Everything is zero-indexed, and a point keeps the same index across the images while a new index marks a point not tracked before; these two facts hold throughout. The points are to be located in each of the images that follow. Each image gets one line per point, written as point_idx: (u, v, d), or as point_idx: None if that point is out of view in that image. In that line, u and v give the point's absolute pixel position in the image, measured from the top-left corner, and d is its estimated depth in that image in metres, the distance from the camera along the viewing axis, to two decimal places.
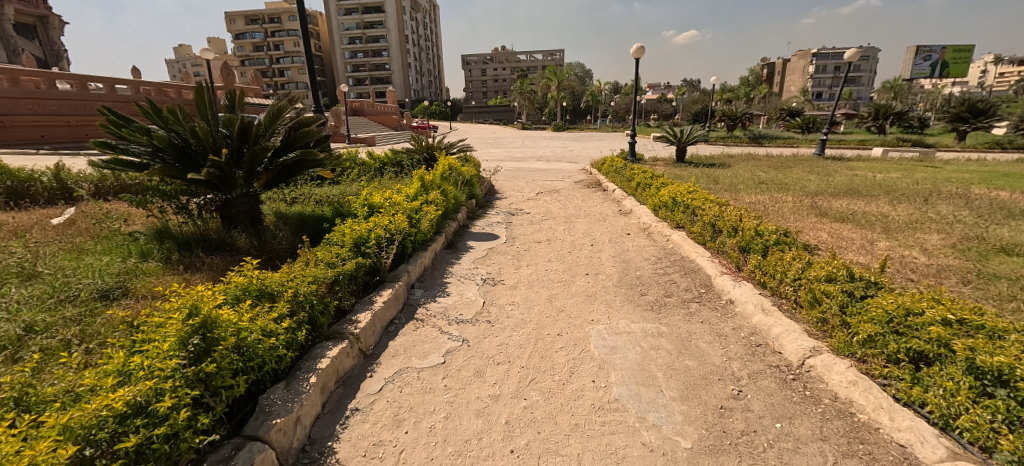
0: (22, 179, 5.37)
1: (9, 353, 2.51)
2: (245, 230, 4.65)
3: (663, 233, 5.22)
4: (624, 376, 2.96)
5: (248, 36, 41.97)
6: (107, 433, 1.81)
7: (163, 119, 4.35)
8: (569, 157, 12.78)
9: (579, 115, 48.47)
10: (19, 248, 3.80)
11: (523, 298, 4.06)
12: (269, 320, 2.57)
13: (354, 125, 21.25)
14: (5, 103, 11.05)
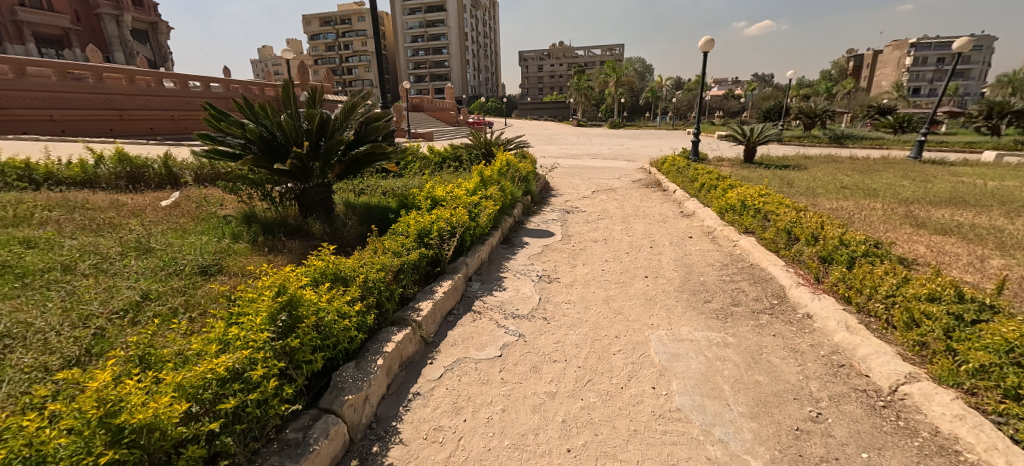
0: (139, 165, 5.90)
1: (129, 317, 2.79)
2: (319, 218, 4.85)
3: (729, 237, 4.97)
4: (687, 385, 2.83)
5: (322, 37, 44.52)
6: (210, 394, 1.98)
7: (255, 113, 4.65)
8: (626, 155, 12.48)
9: (637, 111, 47.20)
10: (136, 226, 4.22)
11: (580, 297, 3.98)
12: (344, 301, 2.68)
13: (414, 121, 21.80)
14: (122, 99, 12.25)
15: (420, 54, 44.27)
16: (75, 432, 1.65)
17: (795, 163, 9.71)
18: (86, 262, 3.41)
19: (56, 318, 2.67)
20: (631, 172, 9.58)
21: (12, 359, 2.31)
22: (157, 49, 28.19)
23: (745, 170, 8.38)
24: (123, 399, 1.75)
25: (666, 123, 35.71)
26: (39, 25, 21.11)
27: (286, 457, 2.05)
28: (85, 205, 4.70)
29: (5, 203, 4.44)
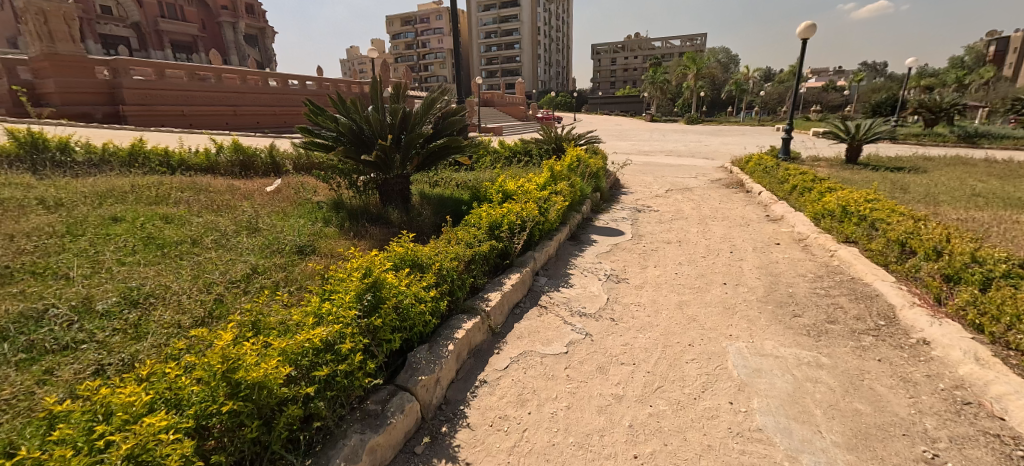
0: (249, 154, 6.51)
1: (241, 286, 3.03)
2: (398, 207, 5.00)
3: (825, 246, 4.48)
4: (770, 403, 2.57)
5: (404, 36, 46.69)
6: (307, 361, 2.09)
7: (346, 108, 4.89)
8: (705, 153, 11.77)
9: (718, 107, 44.59)
10: (248, 207, 4.60)
11: (650, 300, 3.76)
12: (421, 286, 2.72)
13: (487, 117, 22.09)
14: (238, 96, 13.40)
15: (493, 50, 44.83)
16: (204, 382, 1.81)
17: (912, 165, 8.60)
18: (209, 237, 3.77)
19: (187, 283, 2.99)
20: (711, 171, 9.02)
21: (155, 315, 2.61)
22: (265, 52, 30.45)
23: (847, 172, 7.55)
24: (240, 357, 1.88)
25: (750, 119, 33.45)
26: (172, 33, 23.76)
27: (367, 427, 2.12)
28: (208, 188, 5.19)
29: (151, 183, 4.98)
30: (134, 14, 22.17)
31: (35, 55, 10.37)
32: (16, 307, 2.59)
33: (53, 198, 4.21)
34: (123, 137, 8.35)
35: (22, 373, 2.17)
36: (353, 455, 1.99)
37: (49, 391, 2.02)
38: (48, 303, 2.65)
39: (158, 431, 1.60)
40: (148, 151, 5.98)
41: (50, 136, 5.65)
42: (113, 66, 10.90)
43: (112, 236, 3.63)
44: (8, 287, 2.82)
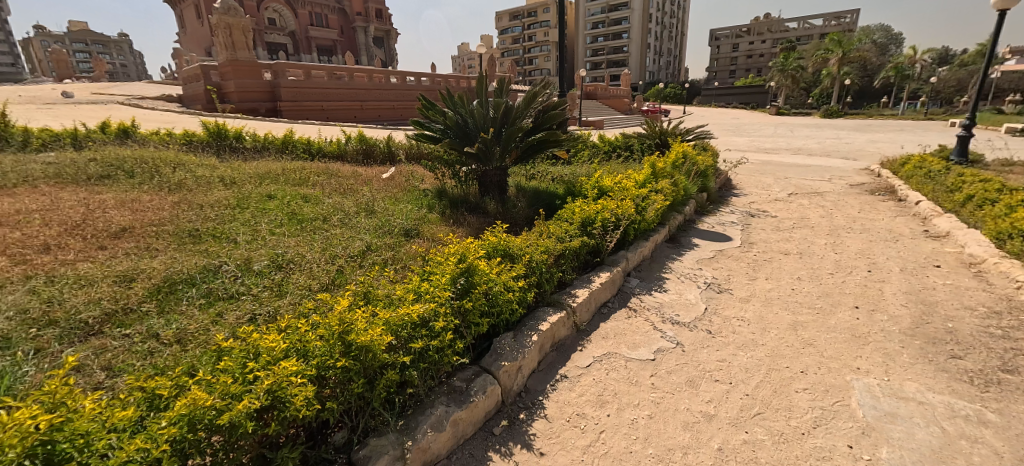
0: (370, 144, 6.78)
1: (358, 262, 3.04)
2: (495, 198, 4.87)
3: (1008, 275, 3.54)
4: (907, 458, 2.03)
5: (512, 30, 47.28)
6: (406, 333, 1.98)
7: (454, 103, 4.88)
8: (847, 152, 10.16)
9: (867, 95, 38.57)
10: (368, 191, 4.75)
11: (757, 316, 3.20)
12: (510, 276, 2.51)
13: (590, 111, 21.42)
14: (365, 93, 14.29)
15: (600, 42, 43.69)
16: (326, 336, 1.77)
17: None
18: (336, 216, 3.93)
19: (317, 254, 3.07)
20: (850, 174, 7.68)
21: (293, 280, 2.70)
22: (388, 53, 30.86)
23: None
24: (353, 321, 1.83)
25: (908, 112, 28.27)
26: (318, 38, 26.10)
27: (451, 400, 2.01)
28: (337, 173, 5.46)
29: (294, 168, 5.32)
30: (290, 22, 24.65)
31: (222, 61, 11.78)
32: (198, 261, 2.82)
33: (228, 177, 4.71)
34: (277, 128, 9.27)
35: (201, 313, 2.34)
36: (436, 425, 1.89)
37: (220, 329, 2.16)
38: (222, 260, 2.87)
39: (291, 372, 1.59)
40: (295, 140, 6.56)
41: (228, 127, 6.49)
42: (275, 68, 12.14)
43: (266, 209, 3.96)
44: (195, 248, 3.15)
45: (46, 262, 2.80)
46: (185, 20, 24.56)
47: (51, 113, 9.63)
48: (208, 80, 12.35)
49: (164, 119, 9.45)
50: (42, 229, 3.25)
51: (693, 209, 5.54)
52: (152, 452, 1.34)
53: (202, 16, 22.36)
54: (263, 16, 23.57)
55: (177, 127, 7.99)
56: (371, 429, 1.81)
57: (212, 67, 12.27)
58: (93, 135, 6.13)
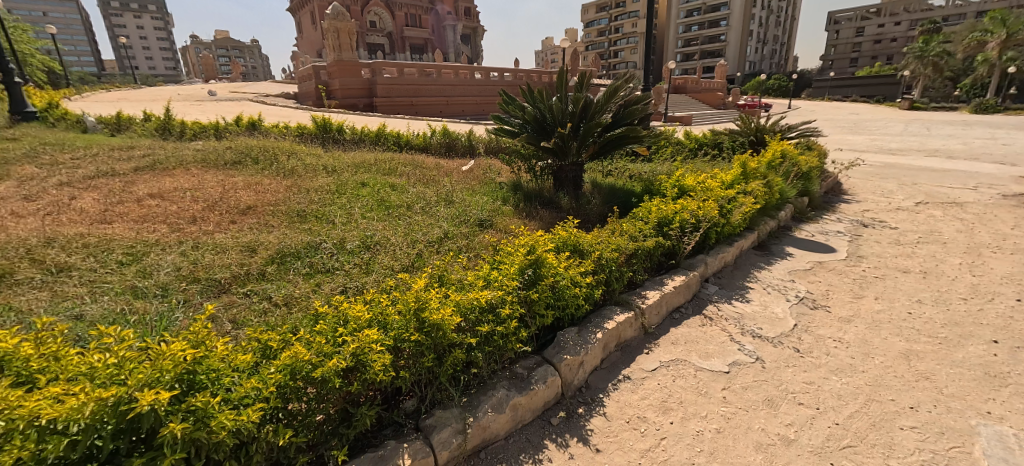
0: (452, 137, 7.09)
1: (435, 247, 3.26)
2: (569, 194, 4.90)
3: None
4: None
5: (598, 23, 46.31)
6: (474, 316, 2.11)
7: (534, 98, 4.98)
8: (995, 157, 8.78)
9: None
10: (448, 182, 5.01)
11: (859, 340, 2.88)
12: (578, 270, 2.56)
13: (679, 107, 20.44)
14: (451, 88, 14.88)
15: (694, 32, 41.46)
16: (404, 311, 1.91)
17: None
18: (418, 204, 4.20)
19: (400, 238, 3.34)
20: (1001, 183, 6.69)
21: (380, 259, 2.97)
22: (474, 49, 30.94)
23: None
24: (427, 300, 1.96)
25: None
26: (411, 38, 27.27)
27: (513, 385, 2.12)
28: (422, 165, 5.79)
29: (384, 159, 5.73)
30: (388, 23, 26.08)
31: (328, 61, 12.80)
32: (303, 238, 3.19)
33: (330, 165, 5.20)
34: (372, 122, 9.90)
35: (304, 282, 2.66)
36: (496, 408, 2.00)
37: (317, 296, 2.45)
38: (322, 238, 3.22)
39: (372, 339, 1.69)
40: (387, 133, 7.08)
41: (332, 121, 7.19)
42: (373, 67, 13.08)
43: (360, 195, 4.35)
44: (300, 227, 3.55)
45: (193, 231, 3.33)
46: (299, 23, 26.90)
47: (199, 108, 11.30)
48: (317, 79, 13.33)
49: (283, 114, 10.62)
50: (191, 205, 3.87)
51: (790, 214, 5.20)
52: (260, 393, 1.45)
53: (312, 21, 24.39)
54: (366, 19, 25.24)
55: (291, 121, 8.86)
56: (437, 402, 1.97)
57: (321, 67, 13.36)
58: (229, 127, 7.15)
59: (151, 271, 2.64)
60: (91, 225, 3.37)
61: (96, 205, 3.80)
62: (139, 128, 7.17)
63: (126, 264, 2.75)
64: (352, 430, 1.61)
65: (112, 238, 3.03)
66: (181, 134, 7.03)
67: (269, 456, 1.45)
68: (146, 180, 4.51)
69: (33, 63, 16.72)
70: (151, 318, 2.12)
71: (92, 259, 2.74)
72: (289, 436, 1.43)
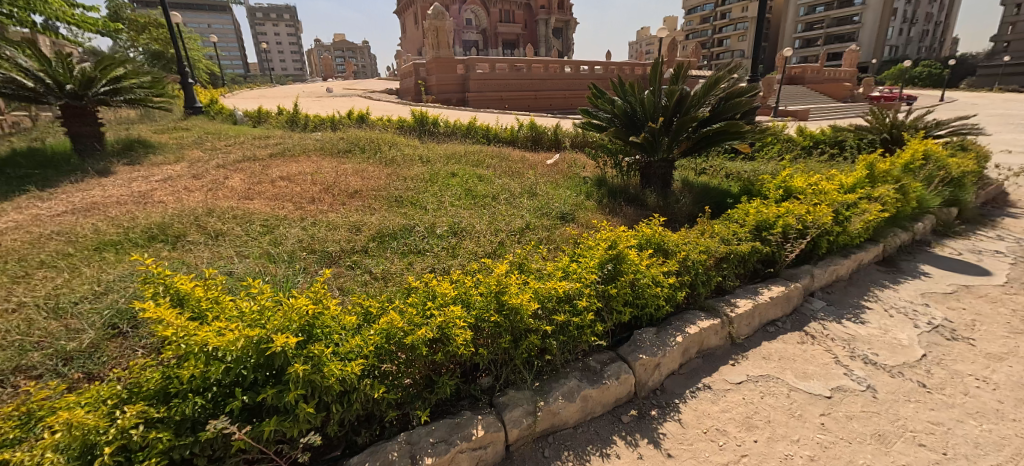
0: (539, 130, 7.21)
1: (517, 237, 3.45)
2: (657, 191, 4.82)
3: None
4: None
5: (701, 10, 43.74)
6: (550, 304, 1.85)
7: (625, 91, 4.97)
8: None
9: None
10: (531, 175, 5.17)
11: (1014, 382, 2.15)
12: (661, 268, 2.13)
13: (791, 99, 18.44)
14: (541, 82, 15.02)
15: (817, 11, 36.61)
16: (485, 291, 1.80)
17: None
18: (503, 195, 4.41)
19: (485, 226, 3.57)
20: None
21: (465, 246, 3.19)
22: (566, 42, 30.51)
23: None
24: (508, 284, 1.83)
25: None
26: (505, 33, 27.78)
27: (584, 376, 1.85)
28: (508, 158, 6.00)
29: (473, 151, 6.06)
30: (484, 21, 26.96)
31: (427, 59, 13.68)
32: (400, 221, 3.54)
33: (424, 157, 5.59)
34: (464, 116, 10.37)
35: (399, 260, 2.97)
36: (567, 396, 1.76)
37: (410, 274, 2.73)
38: (416, 222, 3.55)
39: (457, 316, 1.69)
40: (478, 127, 7.44)
41: (429, 116, 7.70)
42: (467, 63, 13.68)
43: (450, 184, 4.67)
44: (397, 211, 3.91)
45: (311, 210, 3.84)
46: (405, 23, 28.75)
47: (319, 103, 12.71)
48: (417, 77, 14.43)
49: (388, 108, 11.54)
50: (308, 187, 4.41)
51: (929, 227, 4.17)
52: (362, 350, 1.57)
53: (415, 22, 25.91)
54: (462, 18, 26.50)
55: (393, 115, 9.63)
56: (510, 382, 1.80)
57: (421, 64, 14.21)
58: (342, 120, 7.96)
59: (280, 241, 3.13)
60: (238, 200, 4.04)
61: (242, 183, 4.52)
62: (275, 120, 8.30)
63: (261, 233, 3.27)
64: (433, 396, 1.66)
65: (252, 213, 3.63)
66: (305, 126, 7.98)
67: (364, 407, 1.56)
68: (278, 165, 5.21)
69: (202, 67, 19.92)
70: (280, 278, 2.53)
71: (240, 228, 3.32)
72: (382, 391, 1.53)
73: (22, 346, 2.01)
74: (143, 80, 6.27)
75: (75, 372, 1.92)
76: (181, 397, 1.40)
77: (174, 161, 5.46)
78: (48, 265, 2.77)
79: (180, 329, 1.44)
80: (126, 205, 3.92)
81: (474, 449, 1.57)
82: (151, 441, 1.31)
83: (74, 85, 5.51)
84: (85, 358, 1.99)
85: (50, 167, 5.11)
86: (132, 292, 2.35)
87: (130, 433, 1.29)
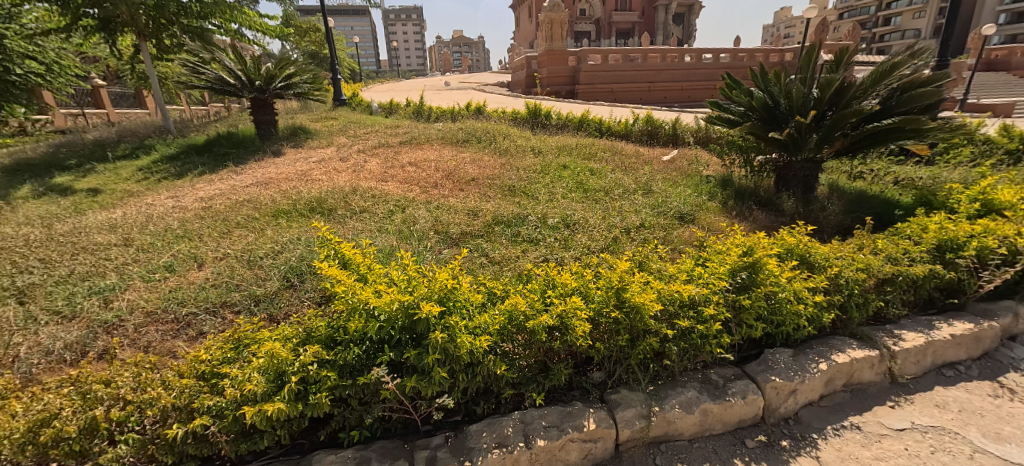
0: (656, 124, 6.84)
1: (631, 234, 3.32)
2: (796, 195, 4.30)
3: None
4: None
5: None
6: (673, 307, 1.75)
7: (767, 81, 4.50)
8: None
9: None
10: (647, 171, 4.95)
11: None
12: (806, 283, 1.89)
13: (978, 91, 15.12)
14: (655, 73, 14.13)
15: None
16: (605, 286, 1.76)
17: None
18: (617, 190, 4.28)
19: (599, 220, 3.50)
20: None
21: (576, 239, 3.16)
22: (687, 28, 27.81)
23: None
24: (630, 282, 1.77)
25: None
26: (619, 23, 26.23)
27: (704, 387, 1.72)
28: (622, 152, 5.82)
29: (586, 144, 5.97)
30: (598, 10, 25.53)
31: (538, 52, 13.72)
32: (514, 210, 3.63)
33: (536, 148, 5.66)
34: (577, 109, 10.29)
35: (513, 247, 3.04)
36: (685, 406, 1.65)
37: (525, 261, 2.78)
38: (529, 212, 3.60)
39: (578, 307, 1.66)
40: (592, 120, 7.30)
41: (542, 107, 7.76)
42: (580, 54, 13.46)
43: (561, 176, 4.67)
44: (512, 200, 4.02)
45: (434, 194, 4.10)
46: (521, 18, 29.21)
47: (440, 95, 13.51)
48: (529, 69, 14.53)
49: (504, 101, 11.87)
50: (431, 174, 4.71)
51: None
52: (488, 327, 1.61)
53: (530, 15, 25.85)
54: (576, 8, 25.63)
55: (507, 106, 9.90)
56: (624, 381, 1.74)
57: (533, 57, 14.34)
58: (461, 111, 8.37)
59: (411, 221, 3.40)
60: (376, 181, 4.48)
61: (378, 167, 4.98)
62: (404, 111, 9.02)
63: (394, 212, 3.58)
64: (548, 381, 1.66)
65: (387, 194, 3.99)
66: (429, 116, 8.58)
67: (485, 381, 1.61)
68: (405, 151, 5.65)
69: (348, 65, 22.32)
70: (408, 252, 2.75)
71: (376, 207, 3.67)
72: (504, 368, 1.57)
73: (228, 286, 2.49)
74: (308, 76, 7.24)
75: (263, 312, 2.29)
76: (343, 345, 1.55)
77: (326, 145, 6.23)
78: (243, 226, 3.39)
79: (348, 287, 1.60)
80: (292, 180, 4.57)
81: (586, 441, 1.56)
82: (322, 377, 1.46)
83: (261, 81, 6.57)
84: (268, 301, 2.37)
85: (241, 147, 6.19)
86: (298, 255, 2.75)
87: (308, 367, 1.45)
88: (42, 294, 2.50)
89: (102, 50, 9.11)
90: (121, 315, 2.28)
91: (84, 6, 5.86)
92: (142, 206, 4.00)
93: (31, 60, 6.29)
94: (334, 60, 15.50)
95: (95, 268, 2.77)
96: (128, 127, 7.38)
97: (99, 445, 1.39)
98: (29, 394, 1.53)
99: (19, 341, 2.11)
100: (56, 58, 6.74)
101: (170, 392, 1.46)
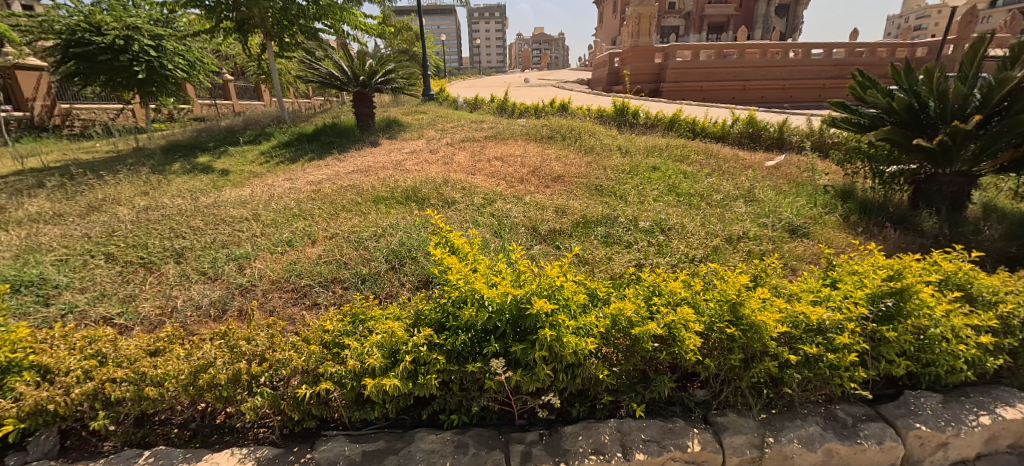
0: (759, 127, 6.24)
1: (733, 245, 3.08)
2: (941, 213, 3.70)
3: None
4: None
5: None
6: (797, 329, 1.58)
7: (913, 80, 3.88)
8: None
9: None
10: (751, 177, 4.55)
11: None
12: (970, 320, 1.61)
13: None
14: (753, 70, 12.92)
15: None
16: (719, 299, 1.64)
17: None
18: (717, 196, 3.98)
19: (697, 227, 3.26)
20: None
21: (673, 244, 2.99)
22: (792, 22, 24.58)
23: None
24: (749, 296, 1.62)
25: None
26: (713, 16, 23.40)
27: (829, 424, 1.54)
28: (719, 155, 5.40)
29: (678, 145, 5.62)
30: (688, 4, 23.44)
31: (623, 49, 13.21)
32: (603, 211, 3.52)
33: (624, 148, 5.45)
34: (668, 108, 9.83)
35: (604, 248, 2.95)
36: (806, 442, 1.49)
37: (617, 263, 2.69)
38: (619, 213, 3.48)
39: (689, 319, 1.56)
40: (683, 120, 6.84)
41: (630, 105, 7.48)
42: (667, 51, 12.74)
43: (652, 178, 4.44)
44: (599, 199, 3.91)
45: (520, 190, 4.12)
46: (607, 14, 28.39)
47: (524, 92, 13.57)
48: (612, 67, 14.01)
49: (590, 98, 11.59)
50: (517, 169, 4.72)
51: None
52: (592, 329, 1.57)
53: (616, 10, 24.54)
54: (666, 1, 24.03)
55: (590, 105, 9.68)
56: (731, 404, 1.62)
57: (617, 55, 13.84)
58: (545, 108, 8.33)
59: (501, 214, 3.44)
60: (465, 174, 4.60)
61: (467, 160, 5.12)
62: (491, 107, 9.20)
63: (483, 205, 3.65)
64: (649, 392, 1.58)
65: (476, 187, 4.07)
66: (512, 113, 8.68)
67: (584, 384, 1.58)
68: (489, 146, 5.74)
69: (434, 62, 23.02)
70: (495, 246, 2.78)
71: (466, 198, 3.76)
72: (606, 373, 1.53)
73: (338, 264, 2.70)
74: (404, 72, 7.65)
75: (369, 290, 2.44)
76: (451, 331, 1.60)
77: (416, 137, 6.53)
78: (348, 210, 3.65)
79: (456, 274, 1.64)
80: (388, 169, 4.84)
81: (689, 462, 1.46)
82: (432, 360, 1.51)
83: (364, 76, 7.05)
84: (373, 281, 2.52)
85: (344, 136, 6.69)
86: (398, 239, 2.90)
87: (420, 349, 1.52)
88: (193, 257, 2.89)
89: (236, 48, 10.27)
90: (252, 280, 2.56)
91: (227, 9, 6.69)
92: (265, 185, 4.46)
93: (179, 56, 7.00)
94: (425, 57, 16.19)
95: (231, 238, 3.14)
96: (254, 117, 8.30)
97: (242, 394, 1.57)
98: (190, 342, 1.77)
99: (176, 294, 2.46)
100: (198, 55, 7.50)
101: (299, 356, 1.60)
